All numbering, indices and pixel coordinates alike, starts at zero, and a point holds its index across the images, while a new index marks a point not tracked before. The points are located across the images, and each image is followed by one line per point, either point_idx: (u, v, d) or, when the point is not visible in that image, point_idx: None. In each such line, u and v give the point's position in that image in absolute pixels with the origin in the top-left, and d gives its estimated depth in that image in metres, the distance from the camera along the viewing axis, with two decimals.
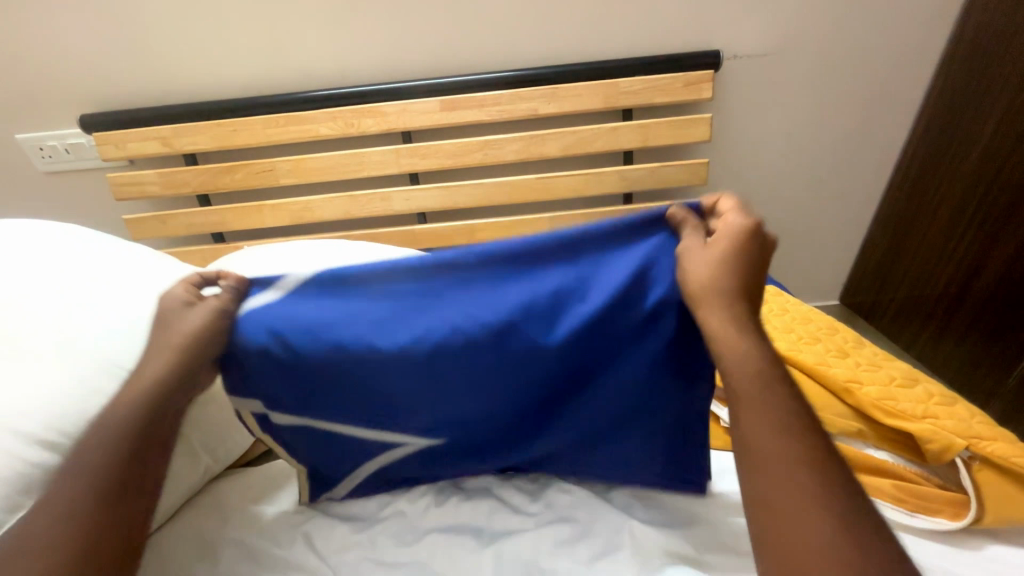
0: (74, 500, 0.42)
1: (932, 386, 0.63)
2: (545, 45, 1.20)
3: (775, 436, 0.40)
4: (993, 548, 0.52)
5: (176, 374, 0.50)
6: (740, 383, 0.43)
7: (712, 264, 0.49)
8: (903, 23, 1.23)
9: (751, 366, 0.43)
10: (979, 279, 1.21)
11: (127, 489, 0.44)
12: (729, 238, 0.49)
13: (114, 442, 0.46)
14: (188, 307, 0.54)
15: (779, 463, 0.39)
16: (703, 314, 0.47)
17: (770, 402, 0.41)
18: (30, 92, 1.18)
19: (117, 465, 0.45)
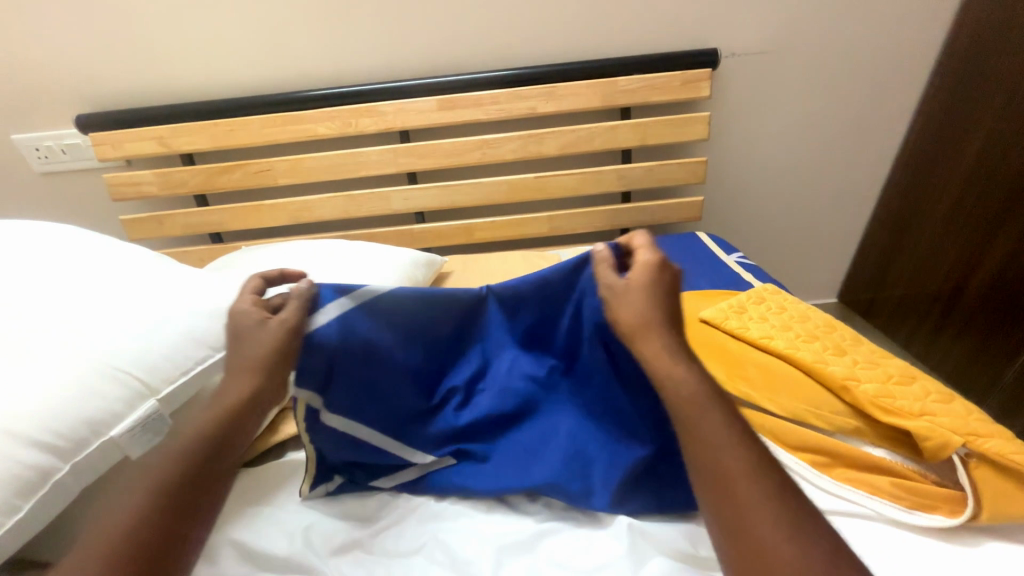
0: (138, 517, 0.41)
1: (930, 383, 0.63)
2: (542, 44, 1.20)
3: (723, 453, 0.43)
4: (989, 544, 0.52)
5: (258, 392, 0.52)
6: (684, 408, 0.47)
7: (638, 297, 0.53)
8: (901, 21, 1.23)
9: (691, 388, 0.47)
10: (977, 276, 1.22)
11: (189, 513, 0.43)
12: (642, 273, 0.55)
13: (190, 455, 0.46)
14: (264, 322, 0.55)
15: (730, 476, 0.42)
16: (642, 347, 0.51)
17: (710, 421, 0.45)
18: (26, 92, 1.18)
19: (182, 486, 0.44)
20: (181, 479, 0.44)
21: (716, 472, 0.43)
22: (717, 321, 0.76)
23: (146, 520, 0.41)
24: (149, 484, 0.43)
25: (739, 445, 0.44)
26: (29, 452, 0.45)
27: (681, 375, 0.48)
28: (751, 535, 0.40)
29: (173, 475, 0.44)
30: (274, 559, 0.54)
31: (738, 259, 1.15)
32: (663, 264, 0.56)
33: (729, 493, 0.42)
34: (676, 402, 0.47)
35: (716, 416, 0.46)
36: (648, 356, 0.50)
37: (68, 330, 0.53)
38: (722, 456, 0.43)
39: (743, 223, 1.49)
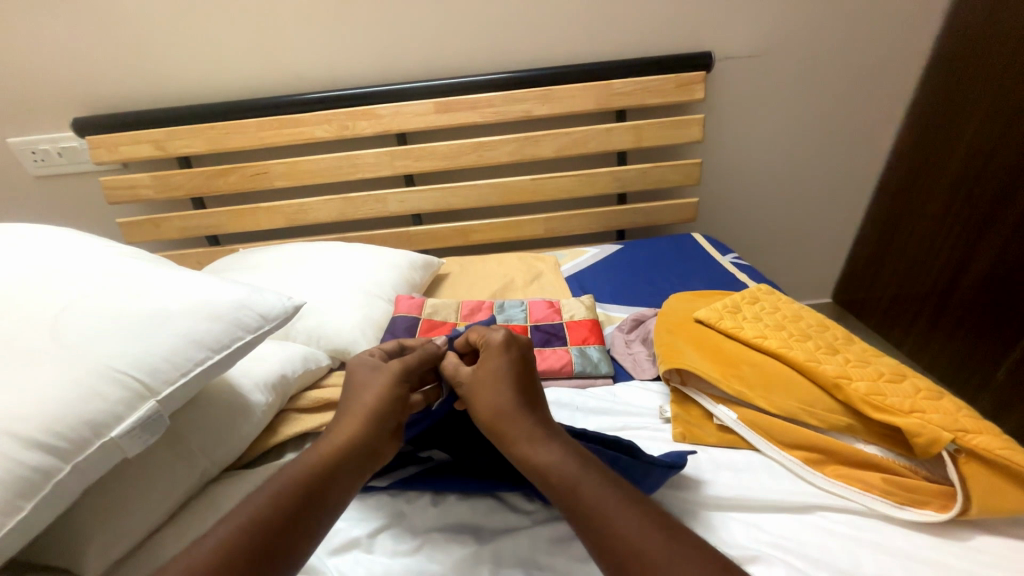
0: (230, 545, 0.39)
1: (920, 380, 0.64)
2: (537, 47, 1.21)
3: (612, 521, 0.41)
4: (979, 538, 0.53)
5: (361, 434, 0.51)
6: (558, 489, 0.44)
7: (489, 386, 0.54)
8: (891, 24, 1.24)
9: (563, 464, 0.46)
10: (966, 276, 1.23)
11: (285, 549, 0.40)
12: (489, 359, 0.57)
13: (289, 489, 0.44)
14: (382, 367, 0.58)
15: (627, 543, 0.39)
16: (511, 438, 0.49)
17: (590, 494, 0.43)
18: (22, 96, 1.18)
19: (281, 520, 0.41)
20: (281, 514, 0.42)
21: (615, 548, 0.39)
22: (711, 320, 0.77)
23: (239, 549, 0.38)
24: (252, 509, 0.42)
25: (625, 506, 0.42)
26: (31, 452, 0.45)
27: (546, 456, 0.47)
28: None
29: (273, 506, 0.42)
30: None
31: (732, 260, 1.16)
32: (510, 340, 0.59)
33: (632, 562, 0.38)
34: (552, 487, 0.45)
35: (592, 487, 0.43)
36: (517, 446, 0.49)
37: (65, 334, 0.53)
38: (615, 526, 0.40)
39: (737, 224, 1.51)
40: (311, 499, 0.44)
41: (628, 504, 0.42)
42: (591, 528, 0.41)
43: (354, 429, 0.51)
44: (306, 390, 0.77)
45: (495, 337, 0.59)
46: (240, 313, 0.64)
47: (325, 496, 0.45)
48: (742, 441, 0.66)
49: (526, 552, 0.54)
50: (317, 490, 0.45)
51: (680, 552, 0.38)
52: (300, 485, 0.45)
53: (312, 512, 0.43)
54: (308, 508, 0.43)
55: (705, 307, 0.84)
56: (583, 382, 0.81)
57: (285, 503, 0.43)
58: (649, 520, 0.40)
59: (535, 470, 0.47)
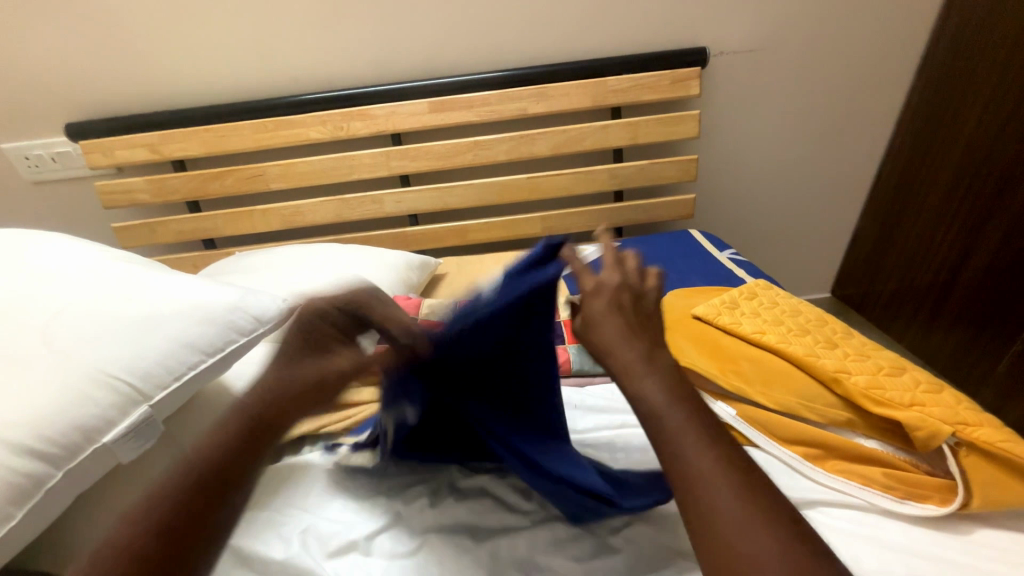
0: (147, 522, 0.38)
1: (919, 373, 0.63)
2: (532, 45, 1.21)
3: (697, 463, 0.38)
4: (981, 532, 0.53)
5: (269, 409, 0.48)
6: (650, 417, 0.41)
7: (614, 316, 0.46)
8: (886, 16, 1.24)
9: (662, 393, 0.42)
10: (967, 267, 1.23)
11: (191, 539, 0.38)
12: (611, 295, 0.47)
13: (197, 467, 0.42)
14: (311, 340, 0.56)
15: (700, 481, 0.37)
16: (615, 357, 0.44)
17: (679, 432, 0.40)
18: (15, 101, 1.17)
19: (179, 499, 0.39)
20: (189, 488, 0.40)
21: (689, 484, 0.37)
22: (710, 316, 0.77)
23: (154, 523, 0.38)
24: (161, 487, 0.40)
25: (714, 457, 0.38)
26: (21, 459, 0.45)
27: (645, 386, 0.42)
28: (721, 541, 0.35)
29: (161, 493, 0.40)
30: (271, 563, 0.53)
31: (730, 255, 1.16)
32: (639, 283, 0.50)
33: (700, 495, 0.37)
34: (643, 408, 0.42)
35: (684, 426, 0.40)
36: (616, 362, 0.44)
37: (55, 338, 0.53)
38: (694, 463, 0.38)
39: (735, 220, 1.50)
40: (223, 475, 0.42)
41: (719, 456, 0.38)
42: (672, 456, 0.39)
43: (261, 408, 0.47)
44: None
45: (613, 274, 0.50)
46: (233, 315, 0.63)
47: (244, 465, 0.44)
48: (742, 437, 0.65)
49: (523, 553, 0.54)
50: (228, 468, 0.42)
51: (754, 506, 0.36)
52: (209, 459, 0.42)
53: (218, 495, 0.41)
54: (223, 480, 0.42)
55: (703, 303, 0.84)
56: (581, 381, 0.81)
57: (187, 485, 0.40)
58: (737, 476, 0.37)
59: (631, 393, 0.43)
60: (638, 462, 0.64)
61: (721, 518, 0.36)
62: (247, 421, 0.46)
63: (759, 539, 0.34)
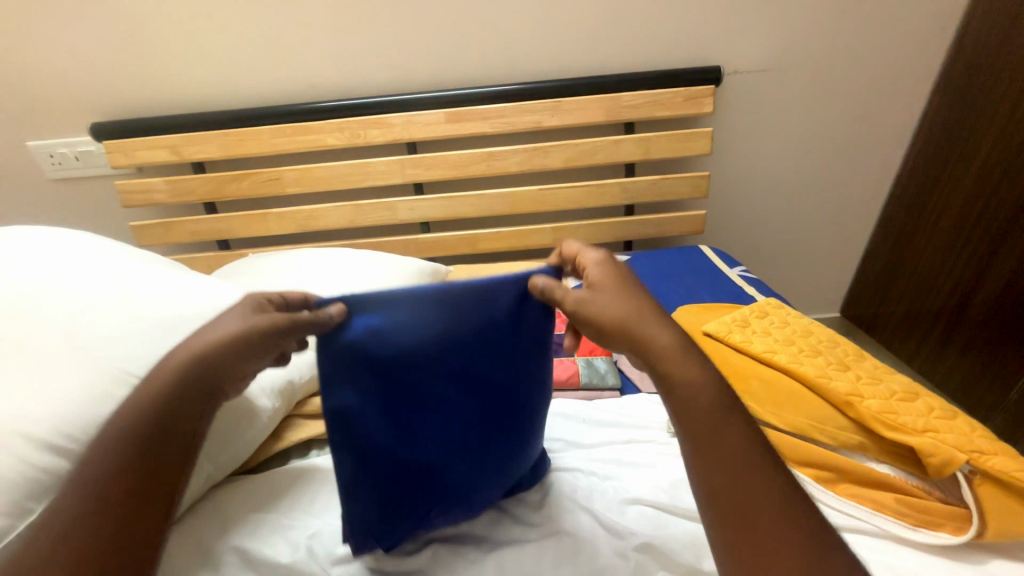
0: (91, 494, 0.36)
1: (933, 399, 0.63)
2: (547, 60, 1.23)
3: (739, 462, 0.40)
4: (997, 563, 0.52)
5: (192, 380, 0.42)
6: (699, 410, 0.42)
7: (619, 293, 0.49)
8: (899, 39, 1.25)
9: (710, 389, 0.43)
10: (981, 291, 1.22)
11: (133, 531, 0.36)
12: (613, 270, 0.51)
13: (137, 438, 0.39)
14: (255, 309, 0.47)
15: (738, 493, 0.39)
16: (658, 344, 0.45)
17: (725, 431, 0.42)
18: (43, 101, 1.21)
19: (99, 511, 0.36)
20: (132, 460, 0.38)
21: (730, 482, 0.40)
22: (721, 334, 0.76)
23: (100, 499, 0.36)
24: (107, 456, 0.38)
25: (753, 458, 0.41)
26: (41, 454, 0.46)
27: (697, 379, 0.44)
28: (748, 534, 0.38)
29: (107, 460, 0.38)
30: (277, 566, 0.53)
31: (740, 273, 1.16)
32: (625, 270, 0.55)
33: (737, 506, 0.39)
34: (684, 416, 0.43)
35: (729, 425, 0.42)
36: (652, 342, 0.45)
37: (80, 336, 0.54)
38: (732, 475, 0.40)
39: (745, 236, 1.50)
40: (163, 448, 0.39)
41: (757, 460, 0.41)
42: (716, 458, 0.41)
43: (195, 372, 0.42)
44: (312, 395, 0.78)
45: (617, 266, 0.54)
46: None
47: (184, 439, 0.40)
48: None
49: (528, 565, 0.53)
50: (170, 440, 0.39)
51: (787, 518, 0.38)
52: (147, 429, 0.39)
53: (155, 486, 0.38)
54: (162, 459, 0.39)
55: (714, 320, 0.84)
56: (589, 395, 0.81)
57: (121, 473, 0.37)
58: (771, 481, 0.40)
59: (678, 379, 0.44)
60: (646, 478, 0.63)
61: (754, 515, 0.38)
62: (183, 383, 0.41)
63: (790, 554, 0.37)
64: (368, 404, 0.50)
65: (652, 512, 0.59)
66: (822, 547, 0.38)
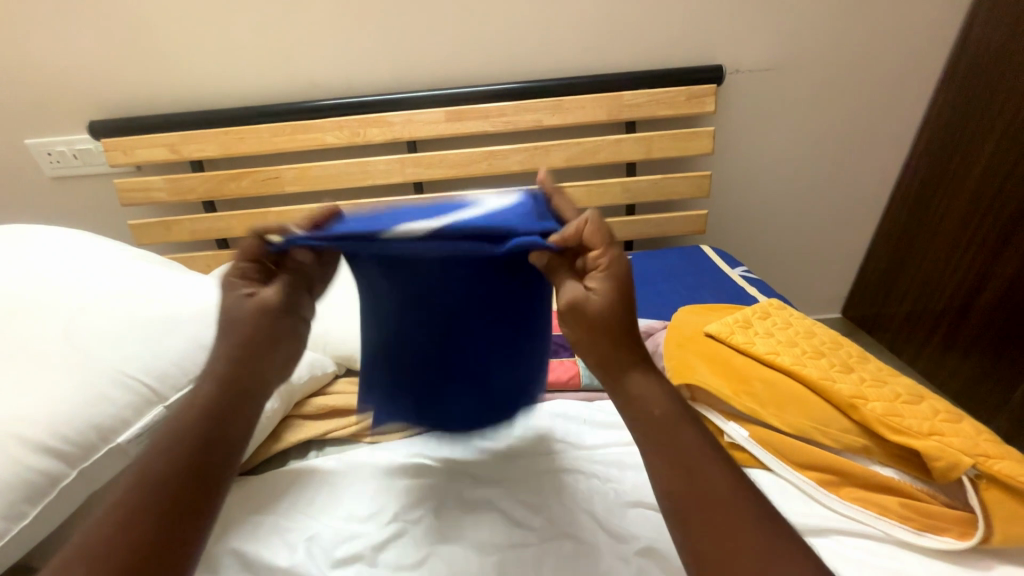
0: (129, 508, 0.39)
1: (938, 402, 0.62)
2: (548, 59, 1.22)
3: (698, 468, 0.43)
4: (1003, 568, 0.51)
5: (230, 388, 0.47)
6: (657, 421, 0.46)
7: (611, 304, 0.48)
8: (902, 38, 1.24)
9: (666, 403, 0.47)
10: (983, 292, 1.21)
11: (171, 536, 0.39)
12: (620, 280, 0.49)
13: (180, 452, 0.43)
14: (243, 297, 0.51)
15: (698, 492, 0.42)
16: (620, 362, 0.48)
17: (682, 439, 0.45)
18: (41, 99, 1.20)
19: (168, 515, 0.39)
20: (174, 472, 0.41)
21: (690, 489, 0.42)
22: (723, 335, 0.76)
23: (139, 510, 0.39)
24: (148, 469, 0.41)
25: (712, 464, 0.44)
26: (37, 457, 0.45)
27: (654, 393, 0.47)
28: (710, 539, 0.40)
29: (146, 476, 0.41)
30: (275, 569, 0.52)
31: (742, 273, 1.15)
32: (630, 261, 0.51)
33: (701, 505, 0.41)
34: (647, 421, 0.46)
35: (687, 435, 0.45)
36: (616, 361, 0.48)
37: (77, 337, 0.54)
38: (695, 475, 0.43)
39: (747, 236, 1.49)
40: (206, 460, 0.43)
41: (716, 465, 0.43)
42: (675, 466, 0.43)
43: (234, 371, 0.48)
44: (310, 396, 0.77)
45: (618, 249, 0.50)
46: None
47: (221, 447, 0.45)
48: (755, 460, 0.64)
49: (530, 570, 0.53)
50: (211, 451, 0.44)
51: (748, 514, 0.41)
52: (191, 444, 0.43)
53: (198, 493, 0.41)
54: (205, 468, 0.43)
55: (716, 321, 0.83)
56: (590, 396, 0.79)
57: (163, 483, 0.41)
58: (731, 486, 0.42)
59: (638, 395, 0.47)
60: (647, 480, 0.63)
61: (715, 518, 0.41)
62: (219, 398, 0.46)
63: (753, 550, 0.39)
64: (401, 305, 0.58)
65: (655, 516, 0.58)
66: (785, 546, 0.39)
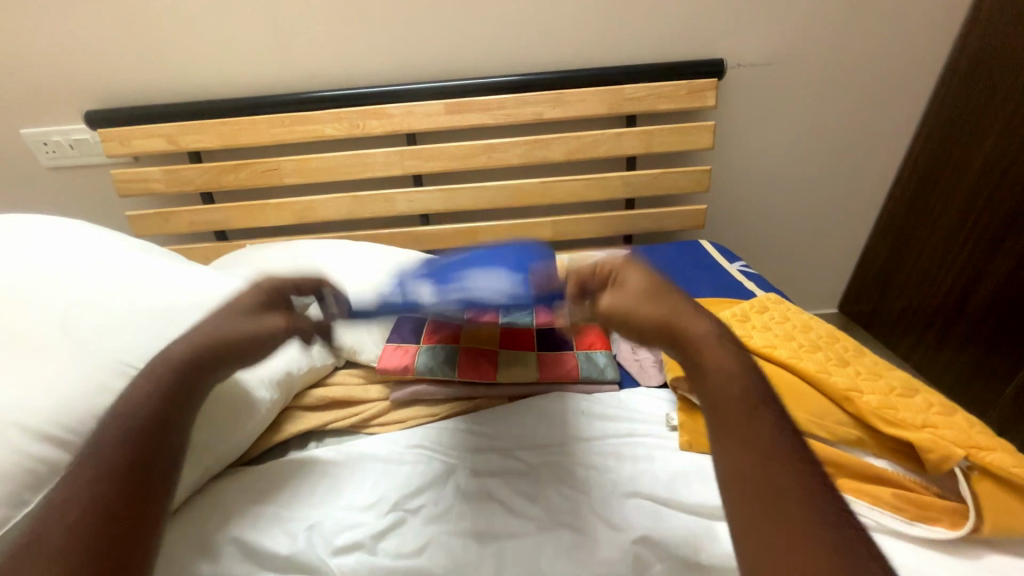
0: (76, 508, 0.36)
1: (932, 395, 0.63)
2: (548, 51, 1.21)
3: (767, 450, 0.39)
4: (992, 557, 0.52)
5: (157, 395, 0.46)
6: (727, 396, 0.43)
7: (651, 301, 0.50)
8: (904, 34, 1.24)
9: (741, 384, 0.44)
10: (979, 288, 1.22)
11: (135, 528, 0.37)
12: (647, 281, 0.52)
13: (117, 448, 0.41)
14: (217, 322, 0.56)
15: (760, 470, 0.38)
16: (694, 345, 0.47)
17: (754, 421, 0.41)
18: (37, 88, 1.19)
19: (116, 505, 0.37)
20: (115, 468, 0.40)
21: (757, 470, 0.38)
22: None
23: (85, 507, 0.36)
24: (88, 469, 0.39)
25: (786, 453, 0.39)
26: (39, 445, 0.45)
27: (728, 370, 0.45)
28: (772, 526, 0.35)
29: (89, 476, 0.39)
30: (276, 557, 0.53)
31: (740, 268, 1.16)
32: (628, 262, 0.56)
33: (765, 495, 0.36)
34: (716, 404, 0.43)
35: (760, 418, 0.41)
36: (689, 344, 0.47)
37: (76, 327, 0.54)
38: (763, 465, 0.38)
39: (745, 231, 1.50)
40: (147, 456, 0.42)
41: (791, 455, 0.38)
42: (744, 444, 0.39)
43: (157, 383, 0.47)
44: (311, 387, 0.78)
45: (621, 263, 0.54)
46: None
47: (160, 449, 0.43)
48: None
49: (528, 560, 0.53)
50: (150, 452, 0.42)
51: (817, 512, 0.35)
52: (124, 443, 0.42)
53: (143, 486, 0.40)
54: (150, 461, 0.42)
55: (714, 315, 0.83)
56: (589, 388, 0.78)
57: (107, 479, 0.39)
58: (806, 482, 0.37)
59: (710, 372, 0.45)
60: (645, 472, 0.64)
61: (782, 508, 0.35)
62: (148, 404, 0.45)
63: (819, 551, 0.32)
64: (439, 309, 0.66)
65: (651, 506, 0.59)
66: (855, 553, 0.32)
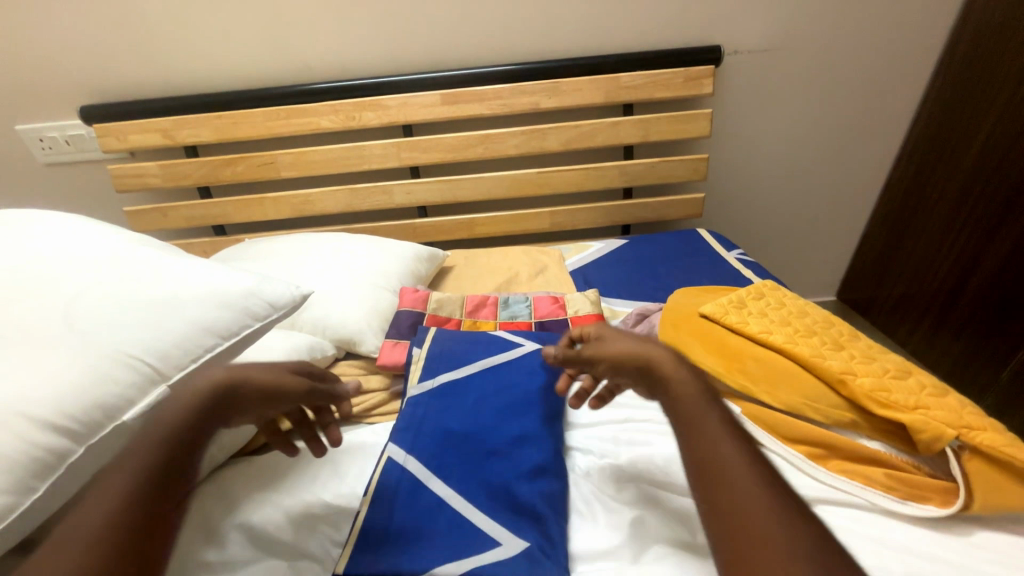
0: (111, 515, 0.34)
1: (926, 377, 0.64)
2: (544, 40, 1.20)
3: (720, 442, 0.38)
4: (982, 534, 0.54)
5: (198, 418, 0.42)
6: (680, 395, 0.43)
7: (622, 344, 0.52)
8: (902, 18, 1.23)
9: (698, 384, 0.44)
10: (977, 273, 1.23)
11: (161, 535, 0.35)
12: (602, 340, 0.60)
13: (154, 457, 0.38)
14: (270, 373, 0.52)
15: (713, 462, 0.37)
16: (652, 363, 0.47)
17: (706, 415, 0.40)
18: (31, 84, 1.18)
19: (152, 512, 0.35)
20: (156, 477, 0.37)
21: (711, 464, 0.37)
22: (717, 315, 0.77)
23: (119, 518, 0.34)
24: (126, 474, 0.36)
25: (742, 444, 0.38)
26: (45, 433, 0.46)
27: (680, 370, 0.45)
28: (731, 518, 0.34)
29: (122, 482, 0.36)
30: (281, 542, 0.54)
31: (738, 256, 1.16)
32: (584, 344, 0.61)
33: (722, 486, 0.35)
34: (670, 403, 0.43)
35: (714, 413, 0.41)
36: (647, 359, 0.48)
37: (79, 319, 0.55)
38: (717, 453, 0.38)
39: (743, 220, 1.50)
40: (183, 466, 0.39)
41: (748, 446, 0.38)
42: (696, 438, 0.39)
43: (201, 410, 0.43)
44: None
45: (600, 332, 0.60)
46: (249, 302, 0.66)
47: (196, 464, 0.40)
48: None
49: None
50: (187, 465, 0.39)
51: (776, 502, 0.34)
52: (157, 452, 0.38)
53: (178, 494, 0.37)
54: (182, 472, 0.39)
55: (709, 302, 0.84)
56: None
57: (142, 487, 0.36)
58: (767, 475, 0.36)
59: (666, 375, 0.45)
60: (642, 456, 0.64)
61: (740, 501, 0.34)
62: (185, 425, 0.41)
63: (782, 542, 0.32)
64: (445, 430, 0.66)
65: (649, 489, 0.60)
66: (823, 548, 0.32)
